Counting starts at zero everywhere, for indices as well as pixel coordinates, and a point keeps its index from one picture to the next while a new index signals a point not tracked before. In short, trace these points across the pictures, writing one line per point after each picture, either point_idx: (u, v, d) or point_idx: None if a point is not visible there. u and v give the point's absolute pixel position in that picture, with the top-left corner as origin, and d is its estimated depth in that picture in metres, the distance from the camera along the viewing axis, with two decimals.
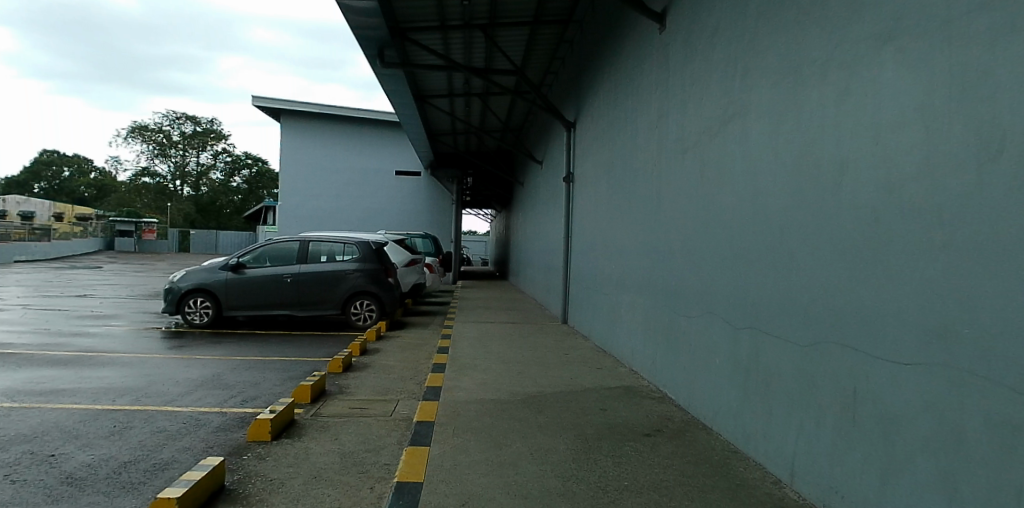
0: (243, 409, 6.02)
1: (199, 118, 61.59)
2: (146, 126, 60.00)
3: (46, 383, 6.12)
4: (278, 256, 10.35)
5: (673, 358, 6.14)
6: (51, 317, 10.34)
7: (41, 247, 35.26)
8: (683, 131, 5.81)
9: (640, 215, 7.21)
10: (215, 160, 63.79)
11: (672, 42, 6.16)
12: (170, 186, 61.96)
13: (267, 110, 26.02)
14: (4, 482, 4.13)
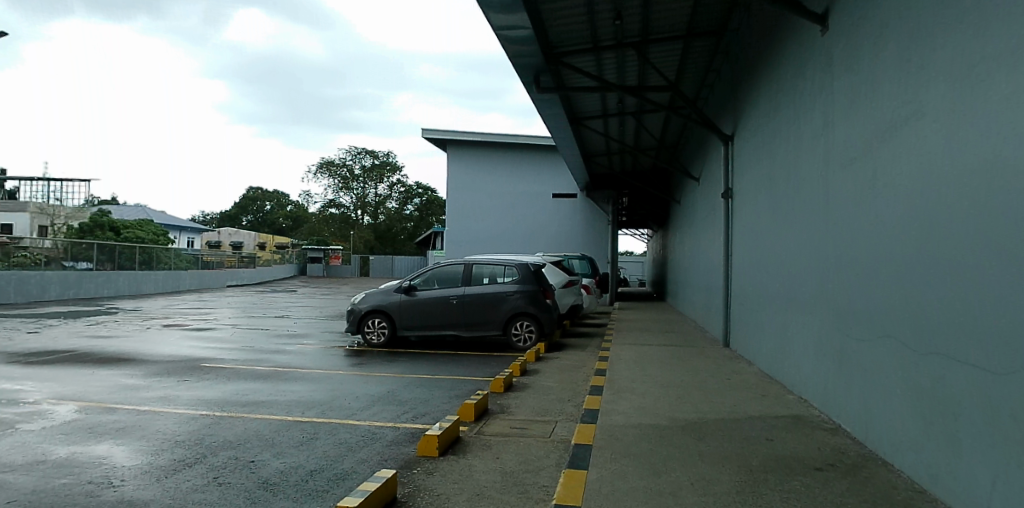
0: (414, 424, 6.42)
1: (377, 152, 68.53)
2: (333, 163, 67.84)
3: (250, 394, 7.00)
4: (445, 278, 10.96)
5: (847, 384, 5.47)
6: (256, 336, 11.85)
7: (248, 273, 40.86)
8: (850, 135, 5.27)
9: (805, 229, 6.59)
10: (391, 190, 70.14)
11: (836, 44, 5.61)
12: (353, 215, 69.04)
13: (434, 141, 27.96)
14: (214, 483, 4.77)
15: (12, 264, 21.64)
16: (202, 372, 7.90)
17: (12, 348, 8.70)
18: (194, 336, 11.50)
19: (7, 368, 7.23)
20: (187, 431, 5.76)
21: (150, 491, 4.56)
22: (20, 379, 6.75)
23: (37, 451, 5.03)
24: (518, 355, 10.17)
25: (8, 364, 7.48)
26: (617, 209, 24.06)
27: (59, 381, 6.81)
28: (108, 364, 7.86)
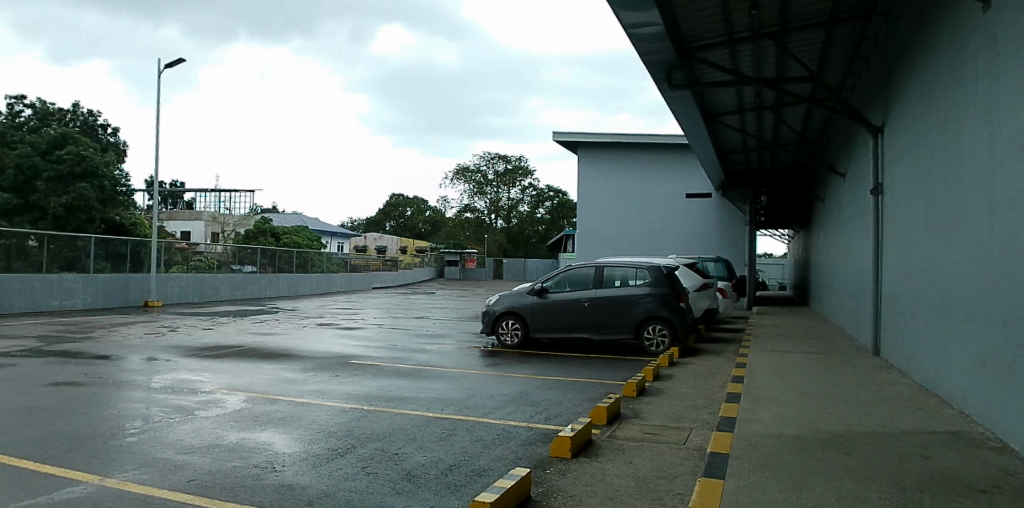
0: (547, 425, 6.49)
1: (510, 157, 70.27)
2: (468, 169, 70.36)
3: (394, 390, 7.43)
4: (577, 281, 10.98)
5: (1017, 399, 4.75)
6: (399, 335, 12.59)
7: (392, 276, 43.53)
8: (1019, 118, 4.55)
9: (966, 225, 5.86)
10: (523, 194, 71.54)
11: (1000, 25, 4.95)
12: (486, 219, 71.17)
13: (564, 144, 28.06)
14: (363, 473, 5.13)
15: (193, 267, 24.58)
16: (350, 368, 8.49)
17: (194, 343, 9.88)
18: (342, 334, 12.42)
19: (190, 360, 8.21)
20: (338, 422, 6.22)
21: (308, 477, 5.00)
22: (200, 370, 7.64)
23: (216, 434, 5.66)
24: (651, 359, 9.94)
25: (190, 356, 8.50)
26: (755, 208, 22.76)
27: (230, 373, 7.62)
28: (271, 359, 8.69)
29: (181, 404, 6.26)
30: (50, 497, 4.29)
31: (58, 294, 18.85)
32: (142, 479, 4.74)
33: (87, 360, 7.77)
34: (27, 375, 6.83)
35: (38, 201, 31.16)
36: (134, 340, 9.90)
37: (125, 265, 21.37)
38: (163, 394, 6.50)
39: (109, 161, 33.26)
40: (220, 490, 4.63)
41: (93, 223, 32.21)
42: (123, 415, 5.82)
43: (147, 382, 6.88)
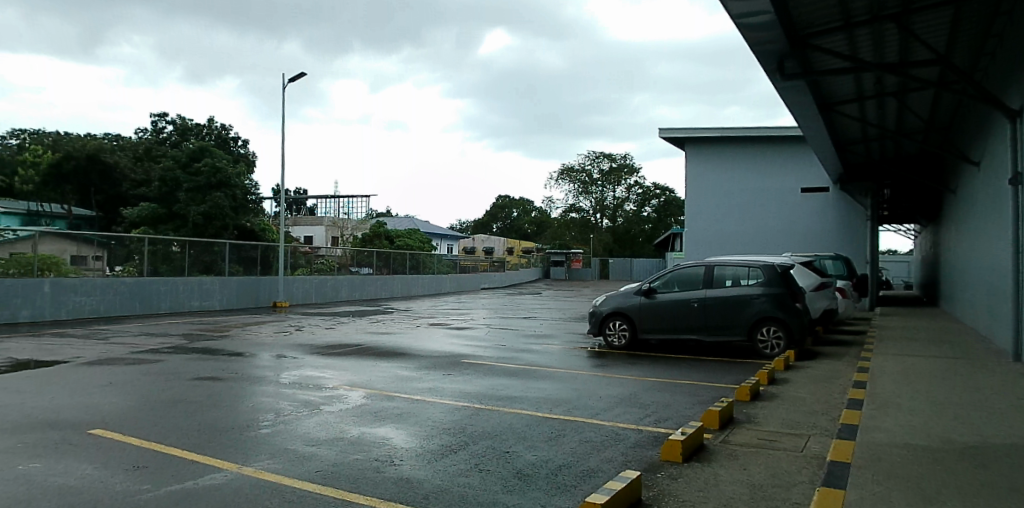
0: (657, 428, 6.35)
1: (614, 155, 69.92)
2: (573, 168, 70.59)
3: (504, 389, 7.53)
4: (685, 280, 10.69)
5: None
6: (507, 335, 12.78)
7: (500, 276, 44.43)
8: None
9: None
10: (628, 193, 70.88)
11: None
12: (592, 219, 71.10)
13: (669, 141, 27.31)
14: (476, 469, 5.23)
15: (315, 270, 26.08)
16: (462, 367, 8.70)
17: (317, 341, 10.50)
18: (452, 334, 12.78)
19: (316, 358, 8.72)
20: (451, 419, 6.38)
21: (425, 471, 5.16)
22: (323, 367, 8.09)
23: (340, 428, 5.95)
24: (765, 362, 9.49)
25: (315, 354, 9.03)
26: (876, 202, 21.23)
27: (351, 370, 8.01)
28: (388, 357, 9.07)
29: (307, 399, 6.63)
30: (197, 484, 4.70)
31: (200, 295, 20.53)
32: (274, 468, 5.07)
33: (224, 357, 8.45)
34: (175, 369, 7.52)
35: (181, 212, 33.97)
36: (265, 338, 10.67)
37: (255, 269, 22.95)
38: (291, 389, 6.92)
39: (240, 172, 35.97)
40: (346, 483, 4.88)
41: (227, 230, 34.42)
42: (257, 408, 6.25)
43: (278, 377, 7.37)
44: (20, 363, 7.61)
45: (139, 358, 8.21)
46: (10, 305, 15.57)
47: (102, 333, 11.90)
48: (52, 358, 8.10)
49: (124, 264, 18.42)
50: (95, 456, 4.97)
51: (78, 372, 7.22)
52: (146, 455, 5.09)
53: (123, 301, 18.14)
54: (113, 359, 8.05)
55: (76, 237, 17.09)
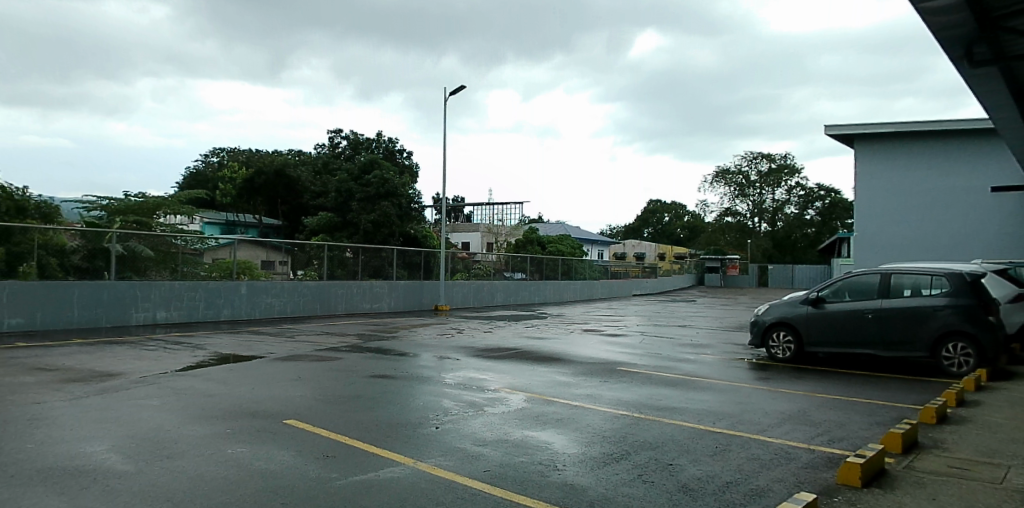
0: (832, 449, 5.87)
1: (774, 156, 67.40)
2: (729, 171, 68.96)
3: (662, 399, 7.31)
4: (858, 289, 9.89)
5: None
6: (662, 343, 12.52)
7: (651, 282, 44.21)
8: None
9: None
10: (789, 195, 67.81)
11: None
12: (749, 223, 68.85)
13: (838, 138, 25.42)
14: (640, 480, 5.09)
15: (473, 275, 27.10)
16: (619, 375, 8.58)
17: (478, 344, 10.85)
18: (605, 341, 12.71)
19: (478, 360, 9.00)
20: (611, 427, 6.29)
21: (589, 479, 5.11)
22: (485, 370, 8.32)
23: (504, 430, 6.06)
24: (952, 381, 8.51)
25: (476, 357, 9.31)
26: None
27: (511, 373, 8.17)
28: (547, 362, 9.17)
29: (472, 400, 6.83)
30: (376, 475, 5.02)
31: (371, 298, 21.98)
32: (447, 466, 5.26)
33: (393, 356, 8.96)
34: (353, 367, 8.07)
35: (353, 220, 37.22)
36: (428, 340, 11.20)
37: (419, 273, 24.21)
38: (456, 390, 7.17)
39: (405, 183, 38.61)
40: (512, 482, 4.99)
41: (393, 237, 37.46)
42: (428, 407, 6.52)
43: (444, 378, 7.67)
44: (225, 357, 8.58)
45: (321, 355, 8.91)
46: (214, 306, 17.43)
47: (290, 331, 13.16)
48: (250, 353, 9.03)
49: (305, 268, 20.06)
50: (290, 444, 5.49)
51: (273, 367, 8.01)
52: (332, 445, 5.53)
53: (307, 303, 19.90)
54: (300, 356, 8.81)
55: (265, 244, 18.83)
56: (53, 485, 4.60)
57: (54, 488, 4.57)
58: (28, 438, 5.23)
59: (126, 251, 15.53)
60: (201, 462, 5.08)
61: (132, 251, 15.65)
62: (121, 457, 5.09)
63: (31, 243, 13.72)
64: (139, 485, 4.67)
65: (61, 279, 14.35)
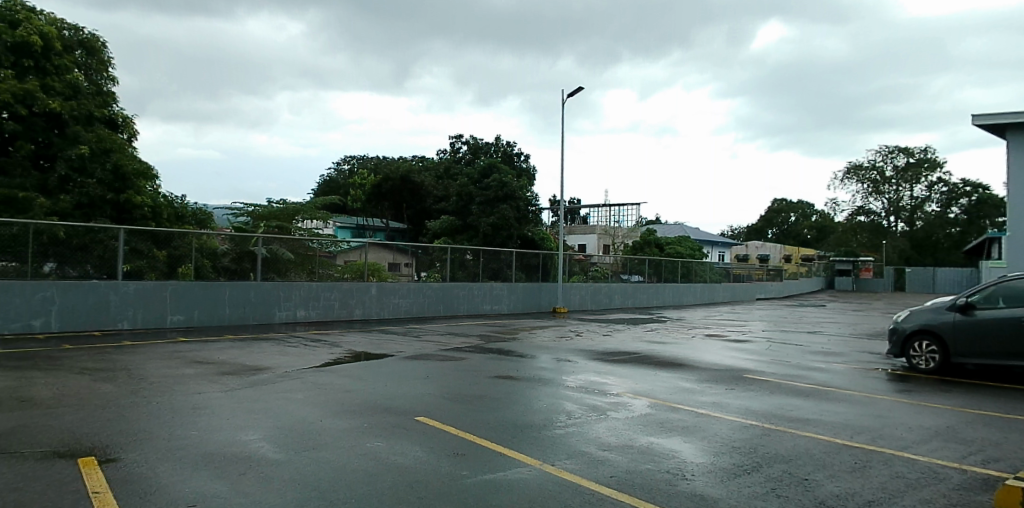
0: (988, 470, 5.35)
1: (913, 150, 63.26)
2: (861, 166, 65.41)
3: (793, 410, 6.98)
4: (1015, 295, 9.02)
5: None
6: (790, 351, 11.97)
7: (776, 286, 42.67)
8: None
9: None
10: (931, 191, 63.13)
11: None
12: (884, 222, 64.98)
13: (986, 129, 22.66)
14: (773, 494, 4.87)
15: (591, 277, 27.02)
16: (745, 383, 8.28)
17: (598, 348, 10.83)
18: (729, 347, 12.33)
19: (599, 364, 8.97)
20: (739, 437, 6.08)
21: (719, 489, 4.94)
22: (606, 373, 8.30)
23: (628, 435, 6.06)
24: None
25: (597, 360, 9.29)
26: None
27: (633, 378, 8.09)
28: (669, 368, 9.02)
29: (595, 403, 6.87)
30: (505, 475, 5.12)
31: (491, 300, 22.58)
32: (574, 469, 5.28)
33: (515, 357, 9.13)
34: (478, 367, 8.30)
35: (474, 223, 38.50)
36: (547, 342, 11.31)
37: (538, 275, 24.53)
38: (578, 393, 7.22)
39: (523, 185, 39.35)
40: (639, 489, 4.91)
41: (512, 239, 38.09)
42: (552, 409, 6.65)
43: (566, 380, 7.75)
44: (357, 354, 9.11)
45: (446, 355, 9.23)
46: (347, 306, 18.43)
47: (416, 331, 13.74)
48: (381, 351, 9.52)
49: (428, 270, 20.65)
50: (422, 440, 5.76)
51: (403, 365, 8.42)
52: (460, 443, 5.73)
53: (431, 304, 20.64)
54: (428, 356, 9.17)
55: (391, 247, 19.59)
56: (216, 469, 5.10)
57: (216, 472, 5.05)
58: (194, 427, 5.83)
59: (269, 254, 16.74)
60: (342, 454, 5.43)
61: (275, 255, 16.85)
62: (271, 446, 5.55)
63: (189, 245, 15.06)
64: (288, 472, 5.07)
65: (215, 280, 15.68)
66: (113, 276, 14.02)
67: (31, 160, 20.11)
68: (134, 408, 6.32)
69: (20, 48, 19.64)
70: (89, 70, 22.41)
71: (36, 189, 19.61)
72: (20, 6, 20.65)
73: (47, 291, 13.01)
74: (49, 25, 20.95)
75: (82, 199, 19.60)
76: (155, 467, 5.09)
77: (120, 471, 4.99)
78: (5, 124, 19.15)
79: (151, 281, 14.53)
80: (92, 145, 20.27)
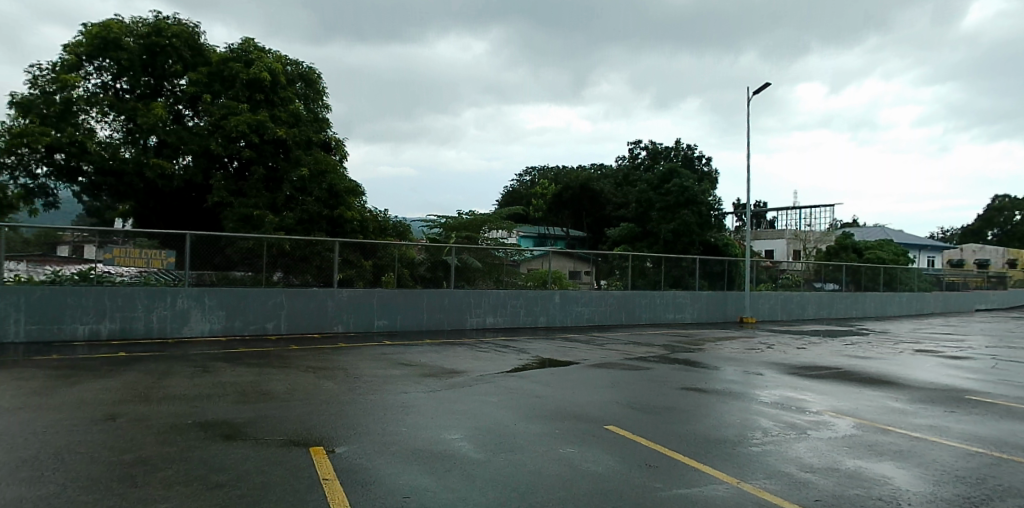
0: None
1: None
2: None
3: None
4: None
5: None
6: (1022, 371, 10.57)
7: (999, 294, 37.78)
8: None
9: None
10: None
11: None
12: None
13: None
14: None
15: (781, 286, 26.04)
16: (971, 406, 7.96)
17: (790, 361, 11.32)
18: (945, 365, 11.19)
19: (789, 378, 9.76)
20: (962, 467, 5.53)
21: None
22: (803, 392, 8.79)
23: (832, 457, 5.91)
24: None
25: (789, 375, 9.98)
26: None
27: (832, 395, 8.67)
28: (875, 395, 8.43)
29: (795, 424, 7.14)
30: (700, 490, 5.01)
31: (674, 309, 22.25)
32: (774, 490, 5.04)
33: (701, 369, 10.20)
34: (665, 378, 9.41)
35: (655, 230, 40.24)
36: (736, 356, 11.81)
37: (722, 283, 23.93)
38: (774, 409, 7.85)
39: (705, 190, 40.12)
40: None
41: (694, 246, 38.99)
42: (748, 425, 7.10)
43: (760, 396, 8.52)
44: (542, 361, 10.50)
45: (632, 364, 10.49)
46: (533, 313, 18.96)
47: (600, 340, 14.10)
48: (566, 359, 10.77)
49: (608, 278, 20.77)
50: (614, 451, 5.91)
51: (588, 384, 8.84)
52: (653, 457, 5.79)
53: (612, 312, 20.65)
54: (612, 364, 10.49)
55: (572, 255, 20.16)
56: (424, 464, 5.53)
57: (426, 467, 5.47)
58: (404, 431, 6.43)
59: (460, 263, 17.87)
60: (538, 459, 5.68)
61: (465, 263, 17.96)
62: (472, 448, 5.96)
63: (392, 256, 16.56)
64: (490, 471, 5.36)
65: (413, 288, 17.01)
66: (329, 283, 15.84)
67: (265, 184, 22.73)
68: (353, 410, 7.15)
69: (254, 84, 22.86)
70: (308, 99, 25.28)
71: (268, 207, 22.09)
72: (254, 45, 23.85)
73: (279, 297, 15.07)
74: (277, 62, 23.87)
75: (302, 216, 21.65)
76: (372, 459, 5.64)
77: (344, 461, 5.58)
78: (245, 152, 22.16)
79: (360, 289, 16.19)
80: (311, 167, 22.61)
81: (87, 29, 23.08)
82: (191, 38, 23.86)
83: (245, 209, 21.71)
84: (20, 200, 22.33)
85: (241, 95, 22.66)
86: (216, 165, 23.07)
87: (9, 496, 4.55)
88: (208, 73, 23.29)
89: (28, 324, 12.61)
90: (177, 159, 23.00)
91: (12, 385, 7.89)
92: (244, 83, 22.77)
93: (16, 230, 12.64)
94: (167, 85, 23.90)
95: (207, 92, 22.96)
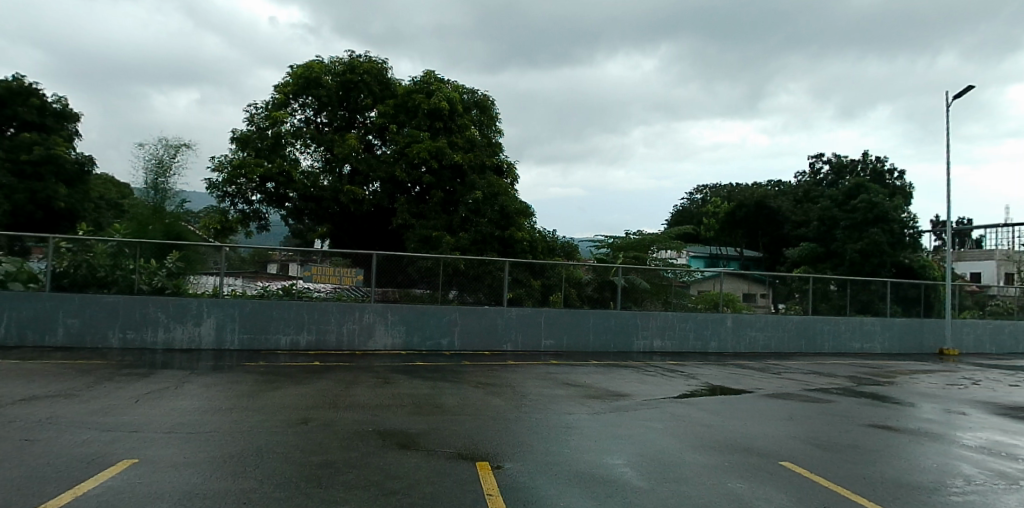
0: None
1: None
2: None
3: None
4: None
5: None
6: None
7: None
8: None
9: None
10: None
11: None
12: None
13: None
14: None
15: (989, 313, 23.11)
16: None
17: (1003, 400, 9.87)
18: None
19: (1000, 419, 8.55)
20: None
21: None
22: (1016, 436, 7.72)
23: None
24: None
25: (999, 415, 8.79)
26: None
27: None
28: None
29: (1006, 473, 6.17)
30: None
31: (861, 337, 20.42)
32: None
33: (891, 405, 9.27)
34: (848, 413, 8.63)
35: (840, 250, 38.04)
36: (936, 391, 10.60)
37: (918, 309, 21.62)
38: (979, 454, 6.85)
39: (898, 205, 37.17)
40: None
41: (885, 267, 36.59)
42: (947, 471, 6.24)
43: (961, 438, 7.52)
44: (712, 388, 10.07)
45: (813, 396, 9.76)
46: (703, 337, 18.30)
47: (776, 368, 13.20)
48: (737, 387, 10.29)
49: (787, 302, 19.60)
50: (791, 491, 5.45)
51: (757, 413, 8.43)
52: (834, 500, 5.25)
53: (792, 339, 19.40)
54: (789, 395, 9.81)
55: (747, 277, 19.15)
56: (585, 487, 5.45)
57: (587, 490, 5.37)
58: (565, 454, 6.38)
59: (628, 283, 17.68)
60: (704, 492, 5.37)
61: (633, 284, 17.73)
62: (634, 475, 5.79)
63: (560, 276, 16.90)
64: (653, 500, 5.14)
65: (581, 308, 17.11)
66: (500, 302, 16.38)
67: (442, 207, 24.37)
68: (519, 428, 7.31)
69: (434, 113, 24.56)
70: (482, 125, 26.22)
71: (445, 228, 23.63)
72: (435, 77, 25.42)
73: (453, 314, 15.85)
74: (455, 91, 25.35)
75: (476, 236, 23.21)
76: (534, 479, 5.64)
77: (506, 478, 5.63)
78: (425, 177, 23.83)
79: (528, 308, 16.56)
80: (484, 190, 23.82)
81: (294, 70, 25.93)
82: (379, 73, 25.90)
83: (424, 231, 23.25)
84: (238, 223, 25.85)
85: (423, 124, 24.46)
86: (401, 190, 24.90)
87: (218, 488, 5.08)
88: (394, 104, 25.16)
89: (240, 333, 14.34)
90: (367, 186, 24.94)
91: (227, 387, 8.95)
92: (426, 113, 24.54)
93: (235, 250, 14.50)
94: (360, 117, 26.05)
95: (393, 123, 24.82)
